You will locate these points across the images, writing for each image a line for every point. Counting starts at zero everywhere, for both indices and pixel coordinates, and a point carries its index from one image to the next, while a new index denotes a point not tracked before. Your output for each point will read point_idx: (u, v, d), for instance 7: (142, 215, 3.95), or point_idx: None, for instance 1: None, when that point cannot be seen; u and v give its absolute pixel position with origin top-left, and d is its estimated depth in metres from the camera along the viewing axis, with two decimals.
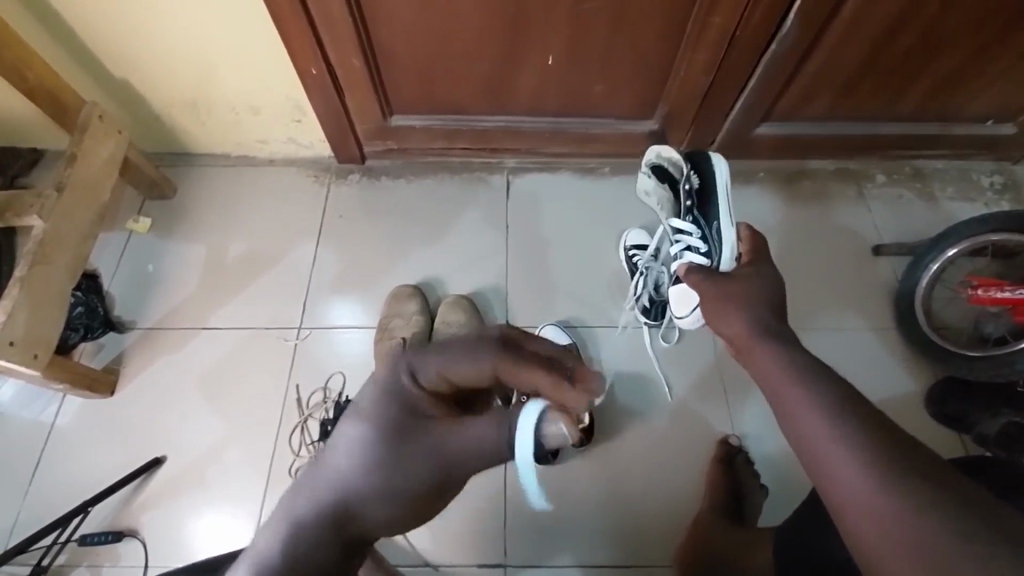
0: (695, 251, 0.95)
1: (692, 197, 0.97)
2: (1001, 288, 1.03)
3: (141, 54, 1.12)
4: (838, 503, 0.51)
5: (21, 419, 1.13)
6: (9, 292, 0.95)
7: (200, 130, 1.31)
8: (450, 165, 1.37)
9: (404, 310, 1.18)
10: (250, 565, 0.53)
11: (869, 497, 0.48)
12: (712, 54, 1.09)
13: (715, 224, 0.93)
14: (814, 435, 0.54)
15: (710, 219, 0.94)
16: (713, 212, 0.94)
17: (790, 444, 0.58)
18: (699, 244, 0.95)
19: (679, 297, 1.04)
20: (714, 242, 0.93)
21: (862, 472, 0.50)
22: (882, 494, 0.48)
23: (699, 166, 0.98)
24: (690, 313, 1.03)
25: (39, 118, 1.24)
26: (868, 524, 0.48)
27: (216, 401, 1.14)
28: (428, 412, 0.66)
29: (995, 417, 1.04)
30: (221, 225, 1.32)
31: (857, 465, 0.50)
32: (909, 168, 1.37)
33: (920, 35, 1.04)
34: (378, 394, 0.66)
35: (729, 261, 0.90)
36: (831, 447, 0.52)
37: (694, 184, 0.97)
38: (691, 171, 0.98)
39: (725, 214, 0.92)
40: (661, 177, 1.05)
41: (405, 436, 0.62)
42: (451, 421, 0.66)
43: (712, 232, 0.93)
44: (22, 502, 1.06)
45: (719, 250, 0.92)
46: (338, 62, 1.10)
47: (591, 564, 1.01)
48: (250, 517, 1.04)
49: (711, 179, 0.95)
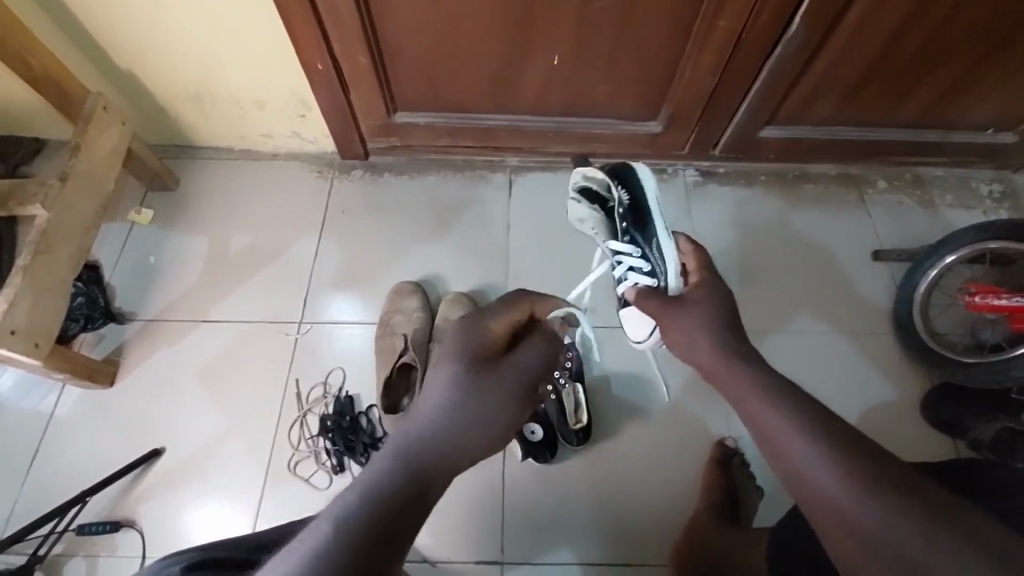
0: (640, 272, 0.87)
1: (626, 216, 0.90)
2: (998, 296, 1.04)
3: (147, 45, 1.12)
4: (816, 517, 0.52)
5: (19, 408, 1.13)
6: (11, 281, 0.95)
7: (204, 122, 1.31)
8: (453, 163, 1.38)
9: (404, 306, 1.18)
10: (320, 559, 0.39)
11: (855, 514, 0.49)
12: (717, 57, 1.09)
13: (654, 242, 0.84)
14: (793, 450, 0.54)
15: (648, 236, 0.85)
16: (651, 229, 0.85)
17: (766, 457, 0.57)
18: (642, 264, 0.87)
19: (636, 321, 0.93)
20: (657, 262, 0.83)
21: (837, 480, 0.50)
22: (868, 512, 0.48)
23: (625, 180, 0.92)
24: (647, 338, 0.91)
25: (43, 107, 1.24)
26: (855, 544, 0.48)
27: (217, 393, 1.14)
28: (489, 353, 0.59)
29: (991, 421, 1.02)
30: (224, 218, 1.33)
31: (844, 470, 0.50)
32: (910, 174, 1.37)
33: (924, 41, 1.05)
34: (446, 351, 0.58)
35: (676, 286, 0.78)
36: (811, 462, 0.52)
37: (625, 202, 0.91)
38: (619, 188, 0.92)
39: (662, 232, 0.83)
40: (592, 200, 1.01)
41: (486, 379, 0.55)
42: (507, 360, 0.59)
43: (651, 250, 0.84)
44: (20, 491, 1.06)
45: (663, 270, 0.81)
46: (344, 58, 1.11)
47: (588, 562, 1.01)
48: (248, 509, 1.05)
49: (641, 193, 0.88)
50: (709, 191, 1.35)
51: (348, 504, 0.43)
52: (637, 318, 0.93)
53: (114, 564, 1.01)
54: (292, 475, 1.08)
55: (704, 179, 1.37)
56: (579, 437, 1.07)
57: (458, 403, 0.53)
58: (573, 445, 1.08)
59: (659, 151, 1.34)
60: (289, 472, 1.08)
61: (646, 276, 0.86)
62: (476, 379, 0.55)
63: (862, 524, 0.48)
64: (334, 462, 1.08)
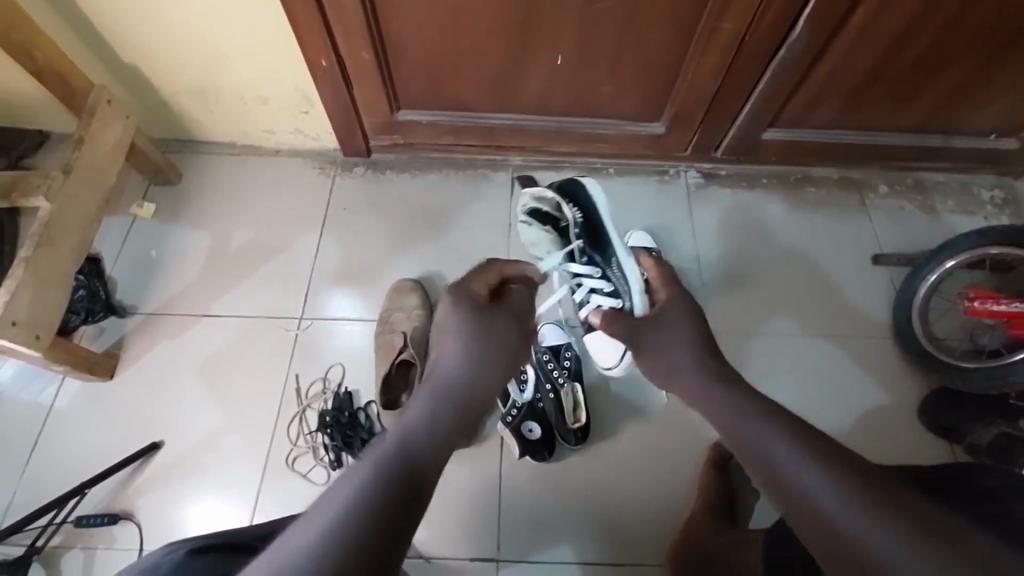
0: (603, 294, 0.91)
1: (580, 235, 0.95)
2: (997, 301, 1.04)
3: (152, 40, 1.12)
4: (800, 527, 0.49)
5: (20, 399, 1.14)
6: (12, 272, 0.96)
7: (207, 117, 1.32)
8: (455, 161, 1.38)
9: (404, 304, 1.18)
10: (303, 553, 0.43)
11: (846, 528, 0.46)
12: (720, 59, 1.09)
13: (613, 262, 0.89)
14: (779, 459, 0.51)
15: (606, 255, 0.91)
16: (607, 248, 0.91)
17: (747, 466, 0.54)
18: (604, 285, 0.92)
19: (606, 349, 1.05)
20: (619, 282, 0.88)
21: None
22: (856, 526, 0.46)
23: (577, 200, 0.96)
24: (617, 361, 1.04)
25: (47, 99, 1.24)
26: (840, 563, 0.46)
27: (217, 388, 1.15)
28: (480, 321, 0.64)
29: (987, 426, 1.03)
30: (226, 213, 1.33)
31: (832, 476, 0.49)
32: (911, 179, 1.38)
33: (928, 46, 1.05)
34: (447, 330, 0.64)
35: (642, 305, 0.82)
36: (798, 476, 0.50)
37: (578, 220, 0.95)
38: (572, 207, 0.96)
39: (620, 251, 0.88)
40: (543, 220, 1.05)
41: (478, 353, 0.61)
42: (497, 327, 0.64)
43: (612, 269, 0.89)
44: (19, 481, 1.07)
45: (626, 291, 0.85)
46: (347, 54, 1.11)
47: (585, 561, 1.01)
48: (246, 504, 1.05)
49: (594, 212, 0.94)
50: (711, 193, 1.35)
51: (355, 488, 0.47)
52: (604, 346, 1.05)
53: (111, 556, 1.01)
54: (290, 470, 1.08)
55: (706, 181, 1.37)
56: (577, 437, 1.07)
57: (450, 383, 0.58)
58: (571, 444, 1.08)
59: (661, 152, 1.34)
60: (286, 468, 1.08)
61: (611, 298, 0.90)
62: (469, 358, 0.60)
63: (846, 535, 0.46)
64: (332, 457, 1.08)
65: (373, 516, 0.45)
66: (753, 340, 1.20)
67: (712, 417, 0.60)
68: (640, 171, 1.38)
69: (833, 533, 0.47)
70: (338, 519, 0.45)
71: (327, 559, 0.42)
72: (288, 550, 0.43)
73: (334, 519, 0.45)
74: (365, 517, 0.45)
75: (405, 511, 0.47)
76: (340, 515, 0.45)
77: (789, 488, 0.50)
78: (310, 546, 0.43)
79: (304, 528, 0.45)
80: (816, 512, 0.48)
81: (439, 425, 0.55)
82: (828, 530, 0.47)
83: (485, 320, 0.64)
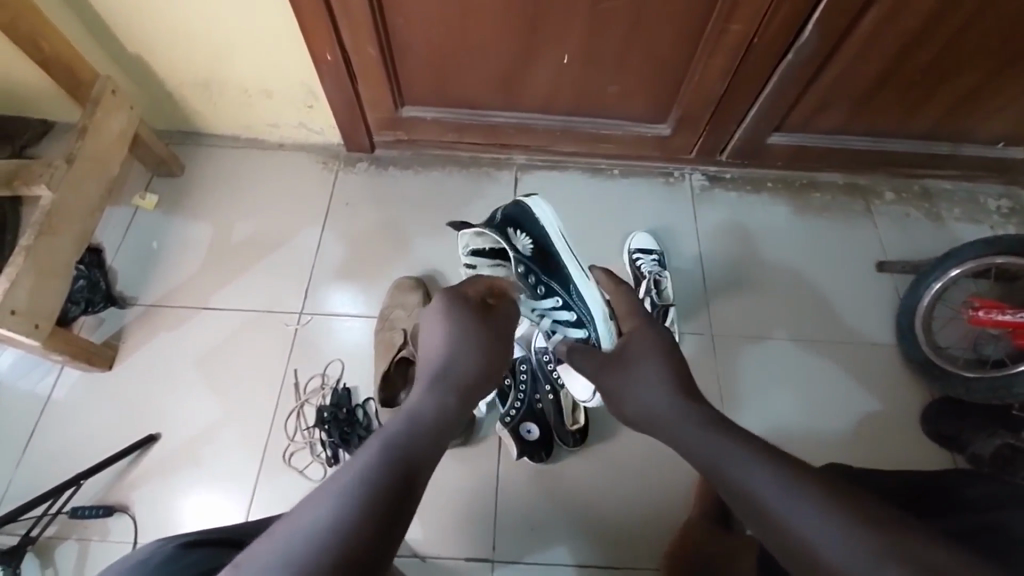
0: (566, 325, 0.94)
1: (534, 272, 0.90)
2: (1002, 311, 1.03)
3: (157, 32, 1.12)
4: (781, 550, 0.49)
5: (17, 389, 1.13)
6: (12, 261, 0.95)
7: (211, 109, 1.31)
8: (459, 159, 1.37)
9: (406, 302, 1.17)
10: (307, 539, 0.42)
11: (837, 550, 0.45)
12: (727, 61, 1.09)
13: (574, 292, 0.94)
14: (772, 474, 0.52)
15: (568, 286, 0.95)
16: (564, 275, 0.95)
17: (722, 491, 0.55)
18: (565, 315, 0.94)
19: (576, 383, 0.99)
20: (584, 312, 0.94)
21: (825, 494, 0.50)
22: (846, 544, 0.45)
23: (531, 227, 0.97)
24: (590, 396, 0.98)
25: (51, 88, 1.24)
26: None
27: (215, 381, 1.14)
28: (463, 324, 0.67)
29: (989, 437, 1.02)
30: (228, 205, 1.33)
31: (827, 492, 0.49)
32: (917, 187, 1.37)
33: (938, 52, 1.04)
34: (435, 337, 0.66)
35: (608, 333, 0.92)
36: (784, 498, 0.49)
37: (535, 251, 0.95)
38: (528, 237, 0.96)
39: (580, 281, 0.95)
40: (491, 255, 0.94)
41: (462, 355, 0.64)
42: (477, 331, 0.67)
43: (577, 300, 0.94)
44: (16, 470, 1.07)
45: (592, 320, 0.93)
46: (353, 49, 1.10)
47: (581, 563, 1.01)
48: (241, 497, 1.05)
49: (547, 239, 0.97)
50: (715, 196, 1.35)
51: (361, 472, 0.48)
52: (575, 378, 0.99)
53: (106, 548, 1.01)
54: (287, 465, 1.07)
55: (711, 184, 1.36)
56: (575, 438, 1.07)
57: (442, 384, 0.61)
58: (569, 446, 1.08)
59: (667, 154, 1.33)
60: (283, 463, 1.08)
61: (574, 329, 0.94)
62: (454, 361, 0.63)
63: (838, 549, 0.45)
64: (328, 454, 1.08)
65: (380, 502, 0.46)
66: (754, 345, 1.19)
67: (710, 421, 0.60)
68: (645, 173, 1.37)
69: (823, 550, 0.46)
70: (346, 502, 0.45)
71: (337, 540, 0.42)
72: (296, 530, 0.43)
73: (342, 502, 0.45)
74: (371, 504, 0.45)
75: (406, 498, 0.48)
76: (347, 498, 0.45)
77: (785, 497, 0.49)
78: (319, 528, 0.43)
79: (309, 509, 0.44)
80: (813, 521, 0.47)
81: (437, 416, 0.57)
82: (823, 539, 0.46)
83: (465, 321, 0.67)
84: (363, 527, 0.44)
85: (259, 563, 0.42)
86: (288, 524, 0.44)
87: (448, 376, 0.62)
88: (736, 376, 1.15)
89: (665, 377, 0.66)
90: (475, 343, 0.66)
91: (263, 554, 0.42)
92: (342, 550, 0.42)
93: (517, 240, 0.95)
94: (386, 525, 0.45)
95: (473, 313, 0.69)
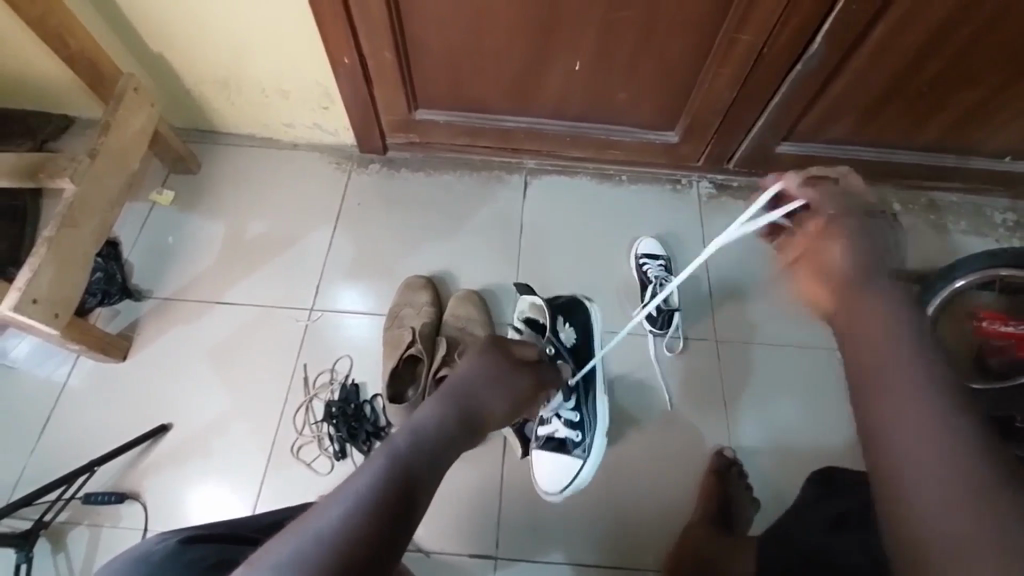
0: (568, 423, 1.04)
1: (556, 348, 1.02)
2: (1005, 322, 1.09)
3: (179, 32, 1.15)
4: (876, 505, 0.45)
5: (32, 377, 1.16)
6: (35, 251, 0.98)
7: (229, 108, 1.34)
8: (470, 162, 1.39)
9: (415, 300, 1.20)
10: (314, 543, 0.45)
11: None
12: (737, 70, 1.10)
13: (590, 400, 1.06)
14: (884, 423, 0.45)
15: (586, 398, 1.05)
16: (589, 382, 1.07)
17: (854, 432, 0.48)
18: (571, 414, 1.04)
19: (557, 470, 1.04)
20: (587, 420, 1.05)
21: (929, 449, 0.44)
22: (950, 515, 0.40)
23: (580, 324, 1.11)
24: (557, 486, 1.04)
25: (76, 86, 1.28)
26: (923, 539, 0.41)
27: (227, 377, 1.16)
28: (495, 365, 0.70)
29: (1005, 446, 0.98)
30: (243, 204, 1.35)
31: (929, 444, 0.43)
32: (924, 199, 1.38)
33: (945, 65, 1.05)
34: (470, 368, 0.68)
35: (600, 447, 1.04)
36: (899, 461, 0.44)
37: (569, 339, 1.07)
38: (570, 326, 1.08)
39: (598, 394, 1.07)
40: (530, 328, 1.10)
41: (484, 387, 0.67)
42: (498, 370, 0.69)
43: (586, 412, 1.05)
44: (30, 455, 1.09)
45: (593, 430, 1.05)
46: (369, 52, 1.13)
47: (578, 562, 1.02)
48: (246, 489, 1.07)
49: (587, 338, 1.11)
50: (722, 203, 1.36)
51: (371, 483, 0.50)
52: (553, 467, 1.04)
53: (116, 535, 1.03)
54: (293, 460, 1.09)
55: (718, 192, 1.38)
56: None
57: (454, 405, 0.63)
58: None
59: (675, 161, 1.35)
60: (291, 457, 1.10)
61: (572, 428, 1.04)
62: (475, 391, 0.66)
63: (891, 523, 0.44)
64: (336, 448, 1.10)
65: (385, 515, 0.49)
66: (755, 349, 1.20)
67: None
68: (653, 181, 1.39)
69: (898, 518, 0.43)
70: (352, 516, 0.47)
71: (342, 552, 0.45)
72: (303, 533, 0.46)
73: (350, 514, 0.47)
74: (373, 518, 0.48)
75: (408, 512, 0.50)
76: (355, 504, 0.48)
77: None
78: (328, 531, 0.46)
79: (322, 514, 0.47)
80: None
81: (446, 430, 0.59)
82: None
83: (501, 368, 0.70)
84: (365, 538, 0.47)
85: (268, 564, 0.44)
86: (299, 525, 0.47)
87: (469, 390, 0.66)
88: (739, 376, 1.18)
89: (805, 257, 0.56)
90: (495, 375, 0.69)
91: (273, 552, 0.45)
92: (342, 558, 0.45)
93: (563, 327, 1.07)
94: (389, 532, 0.48)
95: (504, 363, 0.71)
